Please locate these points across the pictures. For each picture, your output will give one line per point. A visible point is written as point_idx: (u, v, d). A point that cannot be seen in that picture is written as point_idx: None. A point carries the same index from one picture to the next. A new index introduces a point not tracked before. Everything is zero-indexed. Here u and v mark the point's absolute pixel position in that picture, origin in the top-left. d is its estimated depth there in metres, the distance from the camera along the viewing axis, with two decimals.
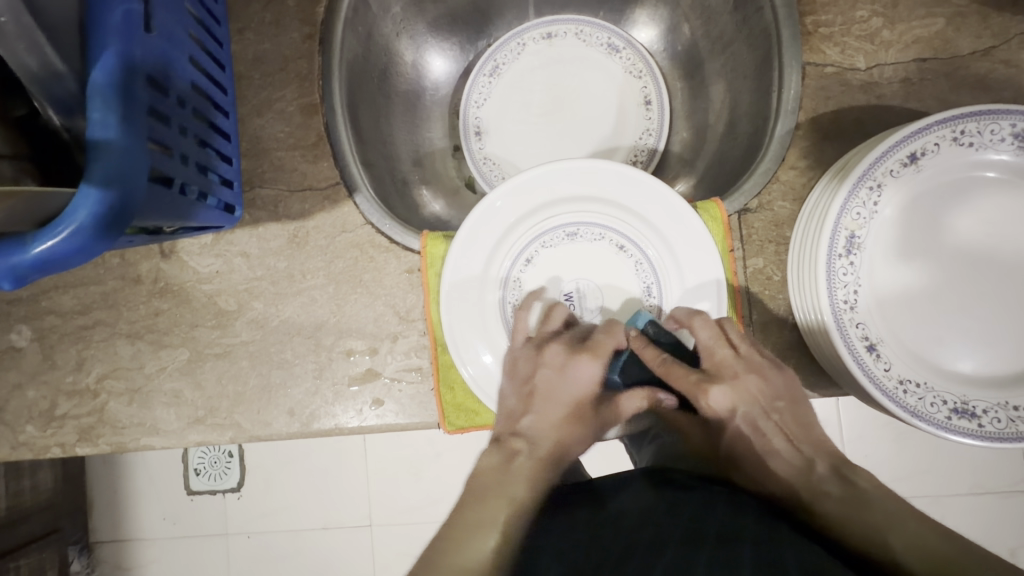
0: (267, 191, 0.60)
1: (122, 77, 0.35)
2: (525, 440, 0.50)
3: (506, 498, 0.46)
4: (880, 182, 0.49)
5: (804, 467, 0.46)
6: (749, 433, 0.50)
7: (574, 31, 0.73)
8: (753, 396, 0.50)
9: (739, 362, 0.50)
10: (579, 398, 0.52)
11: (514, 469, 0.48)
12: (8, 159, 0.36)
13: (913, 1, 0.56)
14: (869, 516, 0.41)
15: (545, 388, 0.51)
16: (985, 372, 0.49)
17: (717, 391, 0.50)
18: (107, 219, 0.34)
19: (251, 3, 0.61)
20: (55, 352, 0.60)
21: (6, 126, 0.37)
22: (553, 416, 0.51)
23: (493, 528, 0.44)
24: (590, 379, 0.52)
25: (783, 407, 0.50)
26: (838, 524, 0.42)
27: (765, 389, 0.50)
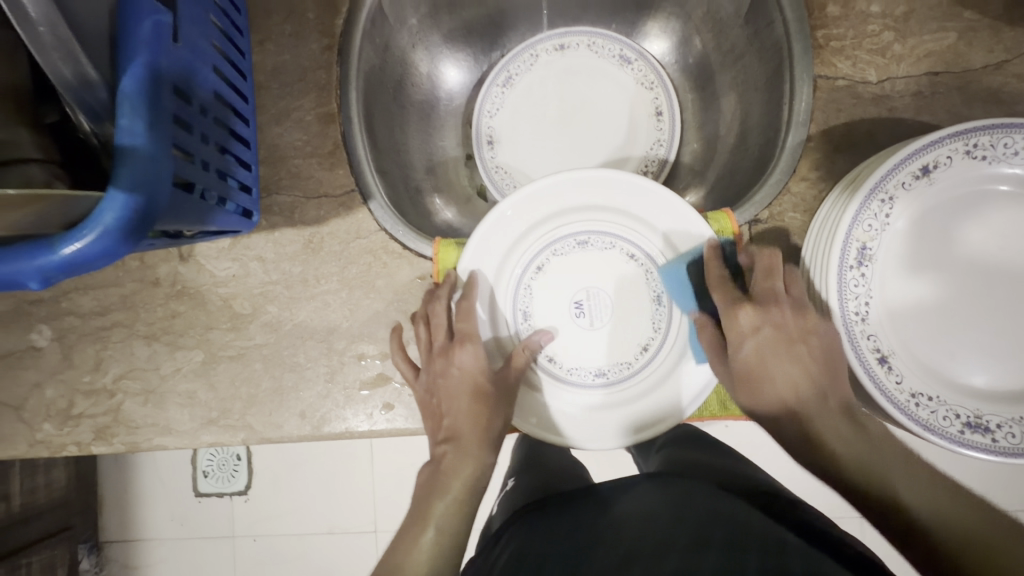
0: (284, 198, 0.61)
1: (150, 86, 0.37)
2: (452, 442, 0.51)
3: (441, 495, 0.49)
4: (892, 195, 0.49)
5: (819, 397, 0.46)
6: (761, 357, 0.48)
7: (587, 43, 0.73)
8: (789, 329, 0.48)
9: (789, 299, 0.49)
10: (475, 384, 0.52)
11: (446, 473, 0.50)
12: (39, 163, 0.36)
13: (925, 15, 0.56)
14: (866, 464, 0.42)
15: (443, 387, 0.53)
16: (999, 386, 0.49)
17: (747, 311, 0.49)
18: (132, 223, 0.35)
19: (271, 15, 0.62)
20: (74, 352, 0.61)
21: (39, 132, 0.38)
22: (461, 407, 0.52)
23: (429, 522, 0.47)
24: (473, 361, 0.53)
25: (808, 349, 0.48)
26: (842, 466, 0.42)
27: (806, 329, 0.48)
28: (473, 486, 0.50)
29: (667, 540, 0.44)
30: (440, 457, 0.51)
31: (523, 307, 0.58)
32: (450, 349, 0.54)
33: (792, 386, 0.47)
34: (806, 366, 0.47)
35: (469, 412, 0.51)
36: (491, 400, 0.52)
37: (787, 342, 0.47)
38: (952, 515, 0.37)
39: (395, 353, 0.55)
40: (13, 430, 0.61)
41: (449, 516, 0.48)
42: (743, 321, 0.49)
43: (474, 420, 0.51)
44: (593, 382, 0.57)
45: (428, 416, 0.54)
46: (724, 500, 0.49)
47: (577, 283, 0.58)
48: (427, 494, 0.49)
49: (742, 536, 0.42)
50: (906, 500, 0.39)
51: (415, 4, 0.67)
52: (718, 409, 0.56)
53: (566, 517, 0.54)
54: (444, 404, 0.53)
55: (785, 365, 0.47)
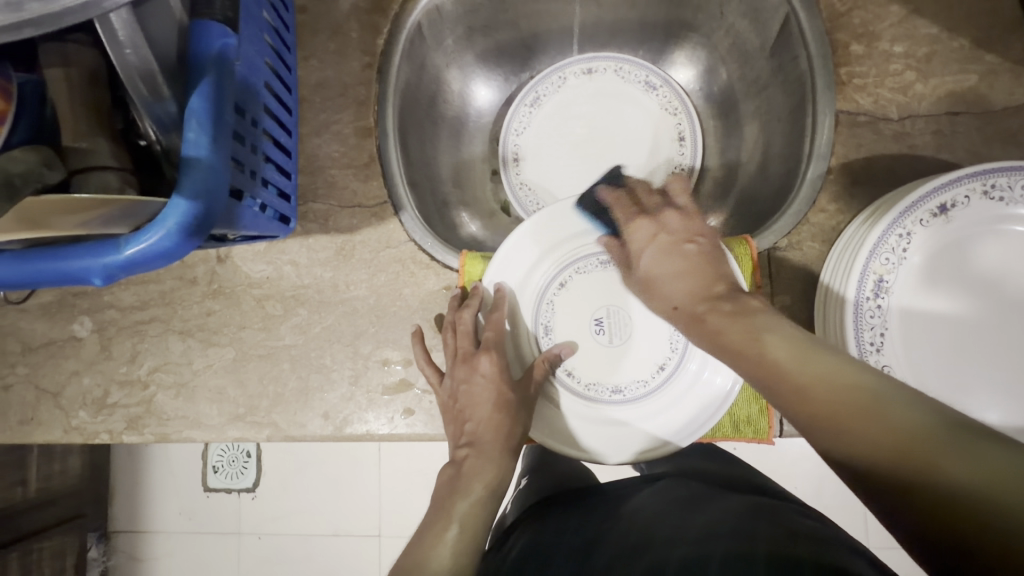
0: (320, 206, 0.64)
1: (215, 103, 0.39)
2: (474, 446, 0.52)
3: (464, 496, 0.49)
4: (910, 230, 0.50)
5: (706, 282, 0.48)
6: (655, 258, 0.53)
7: (614, 68, 0.76)
8: (676, 231, 0.54)
9: (676, 210, 0.56)
10: (496, 392, 0.54)
11: (466, 474, 0.50)
12: (116, 170, 0.41)
13: (947, 56, 0.58)
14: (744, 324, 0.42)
15: (467, 395, 0.54)
16: (1011, 422, 0.50)
17: (640, 224, 0.56)
18: (191, 228, 0.38)
19: (318, 33, 0.66)
20: (112, 344, 0.64)
21: (114, 142, 0.43)
22: (482, 413, 0.53)
23: (453, 519, 0.47)
24: (495, 370, 0.55)
25: (695, 244, 0.52)
26: (722, 334, 0.42)
27: (693, 231, 0.53)
28: (494, 489, 0.50)
29: (671, 533, 0.45)
30: (461, 460, 0.51)
31: (546, 321, 0.60)
32: (472, 359, 0.55)
33: (675, 271, 0.50)
34: (692, 255, 0.51)
35: (490, 419, 0.52)
36: (511, 408, 0.53)
37: (675, 241, 0.53)
38: (844, 386, 0.35)
39: (421, 361, 0.58)
40: (49, 415, 0.64)
41: (474, 515, 0.48)
42: (637, 232, 0.56)
43: (495, 426, 0.52)
44: (611, 399, 0.58)
45: (450, 424, 0.55)
46: (733, 499, 0.50)
47: (597, 301, 0.60)
48: (450, 494, 0.49)
49: (742, 524, 0.43)
50: (785, 368, 0.37)
51: (451, 26, 0.70)
52: (731, 431, 0.57)
53: (575, 517, 0.56)
54: (465, 410, 0.54)
55: (671, 256, 0.52)
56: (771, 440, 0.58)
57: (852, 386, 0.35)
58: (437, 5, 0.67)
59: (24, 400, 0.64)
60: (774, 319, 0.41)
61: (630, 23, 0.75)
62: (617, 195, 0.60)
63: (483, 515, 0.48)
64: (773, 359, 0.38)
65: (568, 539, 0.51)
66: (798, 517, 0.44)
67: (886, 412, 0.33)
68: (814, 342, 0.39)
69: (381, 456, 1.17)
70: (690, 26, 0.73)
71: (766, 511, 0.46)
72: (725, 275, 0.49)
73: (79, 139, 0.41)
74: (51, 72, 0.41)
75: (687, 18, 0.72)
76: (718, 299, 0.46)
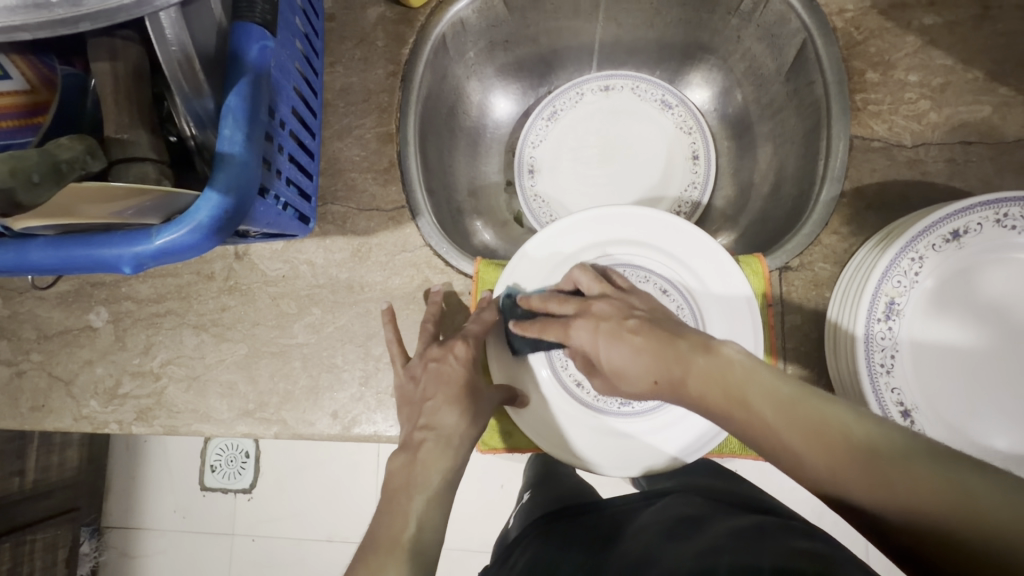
0: (338, 208, 0.65)
1: (252, 103, 0.41)
2: (432, 430, 0.52)
3: (421, 491, 0.48)
4: (923, 255, 0.51)
5: (667, 338, 0.48)
6: (617, 344, 0.50)
7: (631, 86, 0.78)
8: (611, 316, 0.52)
9: (594, 301, 0.54)
10: (466, 379, 0.54)
11: (421, 462, 0.50)
12: (154, 162, 0.43)
13: (961, 87, 0.59)
14: (728, 382, 0.43)
15: (434, 374, 0.55)
16: (1020, 451, 0.50)
17: (579, 325, 0.52)
18: (222, 221, 0.39)
19: (345, 41, 0.67)
20: (127, 335, 0.65)
21: (157, 137, 0.45)
22: (444, 396, 0.53)
23: (410, 516, 0.46)
24: (467, 357, 0.55)
25: (641, 313, 0.52)
26: (706, 397, 0.43)
27: (625, 304, 0.53)
28: (450, 482, 0.50)
29: (664, 549, 0.45)
30: (417, 445, 0.51)
31: None
32: (448, 342, 0.56)
33: (635, 352, 0.48)
34: (642, 329, 0.49)
35: (449, 403, 0.53)
36: (477, 395, 0.54)
37: (620, 323, 0.51)
38: (835, 432, 0.36)
39: (391, 342, 0.59)
40: (61, 403, 0.64)
41: (431, 508, 0.47)
42: (582, 330, 0.52)
43: (458, 413, 0.53)
44: (619, 412, 0.58)
45: (408, 409, 0.55)
46: (740, 515, 0.49)
47: None
48: (406, 488, 0.48)
49: (745, 543, 0.41)
50: (774, 425, 0.39)
51: (475, 39, 0.72)
52: (737, 447, 0.58)
53: (575, 537, 0.55)
54: (428, 390, 0.54)
55: (623, 341, 0.49)
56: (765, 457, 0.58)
57: (842, 432, 0.36)
58: (461, 18, 0.69)
59: (37, 387, 0.65)
60: (754, 371, 0.42)
61: (648, 43, 0.77)
62: (532, 324, 0.55)
63: (441, 509, 0.48)
64: (763, 415, 0.40)
65: (563, 560, 0.50)
66: (803, 535, 0.42)
67: (881, 450, 0.34)
68: (800, 391, 0.40)
69: (379, 462, 1.17)
70: (707, 48, 0.75)
71: (769, 530, 0.44)
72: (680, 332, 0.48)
73: (122, 130, 0.43)
74: (99, 65, 0.42)
75: (705, 41, 0.74)
76: (689, 352, 0.46)
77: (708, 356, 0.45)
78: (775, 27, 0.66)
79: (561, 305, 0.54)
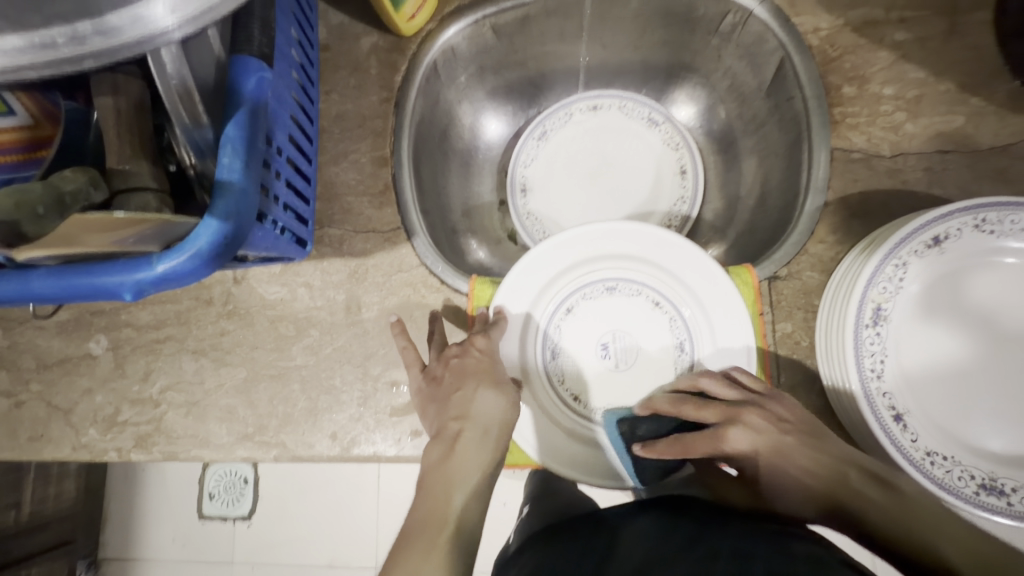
0: (335, 231, 0.66)
1: (250, 132, 0.42)
2: (464, 421, 0.52)
3: (460, 487, 0.48)
4: (906, 261, 0.52)
5: (837, 475, 0.47)
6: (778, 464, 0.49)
7: (619, 105, 0.80)
8: (767, 432, 0.50)
9: (738, 409, 0.51)
10: (490, 366, 0.56)
11: (458, 453, 0.50)
12: (155, 191, 0.44)
13: (935, 99, 0.61)
14: (906, 520, 0.42)
15: (458, 368, 0.55)
16: (1015, 453, 0.50)
17: (734, 433, 0.51)
18: (221, 246, 0.40)
19: (339, 69, 0.69)
20: (127, 362, 0.66)
21: (158, 167, 0.46)
22: (473, 385, 0.54)
23: (450, 514, 0.46)
24: (488, 348, 0.57)
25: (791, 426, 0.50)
26: (873, 525, 0.43)
27: (774, 413, 0.51)
28: (489, 473, 0.50)
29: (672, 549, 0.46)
30: (454, 439, 0.51)
31: (552, 345, 0.63)
32: (466, 338, 0.57)
33: (795, 470, 0.48)
34: (803, 448, 0.49)
35: (480, 391, 0.54)
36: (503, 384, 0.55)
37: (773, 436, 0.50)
38: None
39: (404, 349, 0.58)
40: (60, 433, 0.64)
41: (471, 503, 0.48)
42: (734, 439, 0.51)
43: (489, 401, 0.53)
44: None
45: (434, 408, 0.54)
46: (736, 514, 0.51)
47: (604, 328, 0.64)
48: (445, 482, 0.48)
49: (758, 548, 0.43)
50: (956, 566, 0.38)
51: (465, 65, 0.75)
52: None
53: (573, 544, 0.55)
54: (456, 384, 0.54)
55: (778, 461, 0.49)
56: None
57: None
58: (452, 45, 0.71)
59: (36, 417, 0.65)
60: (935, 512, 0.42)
61: (633, 64, 0.80)
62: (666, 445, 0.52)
63: (479, 503, 0.48)
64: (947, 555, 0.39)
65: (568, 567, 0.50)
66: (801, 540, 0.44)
67: None
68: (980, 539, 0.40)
69: (380, 483, 1.15)
70: (690, 68, 0.78)
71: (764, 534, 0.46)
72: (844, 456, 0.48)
73: (124, 162, 0.44)
74: (102, 100, 0.44)
75: (688, 61, 0.77)
76: (861, 485, 0.46)
77: (887, 494, 0.44)
78: (754, 46, 0.68)
79: (699, 412, 0.53)
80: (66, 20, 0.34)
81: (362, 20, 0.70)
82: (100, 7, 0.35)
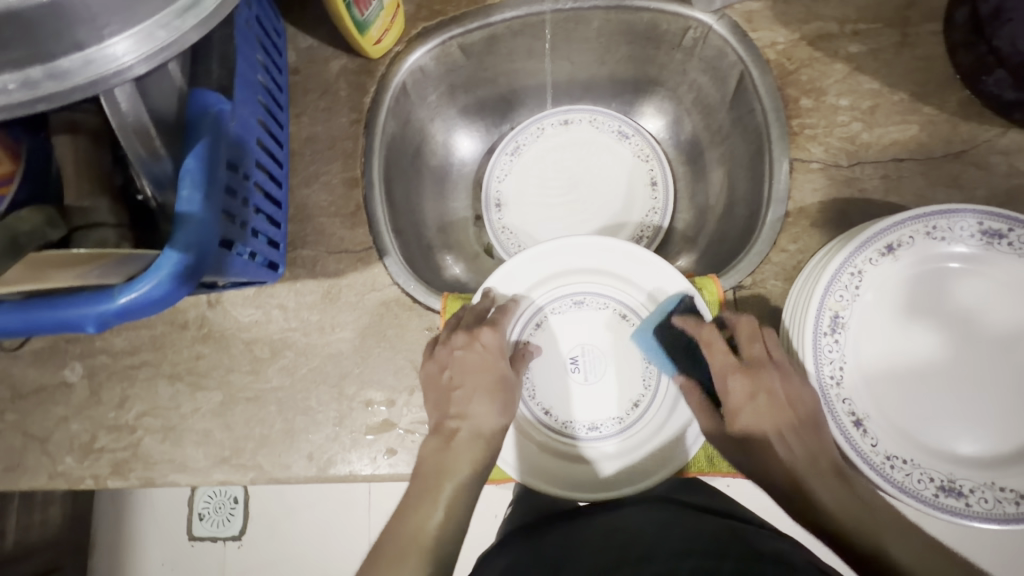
0: (307, 252, 0.67)
1: (209, 164, 0.43)
2: (462, 420, 0.54)
3: (451, 478, 0.51)
4: (860, 268, 0.53)
5: (810, 459, 0.48)
6: (758, 422, 0.50)
7: (589, 119, 0.81)
8: (778, 396, 0.50)
9: (773, 363, 0.51)
10: (493, 367, 0.57)
11: (451, 450, 0.53)
12: (113, 227, 0.47)
13: (889, 109, 0.63)
14: (866, 522, 0.43)
15: (463, 363, 0.57)
16: (973, 453, 0.51)
17: (741, 378, 0.51)
18: (183, 276, 0.40)
19: (309, 92, 0.70)
20: (102, 389, 0.66)
21: (117, 202, 0.48)
22: (475, 386, 0.56)
23: (440, 503, 0.50)
24: (495, 346, 0.58)
25: (799, 413, 0.49)
26: (828, 514, 0.44)
27: (793, 389, 0.50)
28: (479, 473, 0.52)
29: (650, 548, 0.50)
30: (451, 433, 0.54)
31: None
32: (474, 330, 0.58)
33: (771, 433, 0.49)
34: (794, 431, 0.49)
35: (478, 393, 0.56)
36: (506, 387, 0.57)
37: (778, 403, 0.50)
38: None
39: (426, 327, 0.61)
40: (36, 462, 0.64)
41: (458, 498, 0.51)
42: (736, 382, 0.51)
43: (488, 404, 0.55)
44: (586, 436, 0.61)
45: (435, 397, 0.57)
46: (708, 517, 0.54)
47: (575, 341, 0.65)
48: (437, 475, 0.51)
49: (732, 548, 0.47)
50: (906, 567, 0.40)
51: (435, 84, 0.76)
52: (707, 465, 0.58)
53: (549, 533, 0.56)
54: (457, 380, 0.56)
55: (763, 420, 0.50)
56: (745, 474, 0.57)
57: None
58: (420, 66, 0.72)
59: (12, 447, 0.65)
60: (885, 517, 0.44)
61: (601, 78, 0.81)
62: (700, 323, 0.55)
63: (466, 501, 0.51)
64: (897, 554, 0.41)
65: (547, 556, 0.53)
66: (767, 540, 0.49)
67: None
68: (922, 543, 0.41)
69: (370, 499, 1.14)
70: (657, 81, 0.79)
71: (732, 534, 0.50)
72: (822, 452, 0.48)
73: (82, 199, 0.46)
74: (60, 138, 0.48)
75: (654, 75, 0.78)
76: (822, 477, 0.46)
77: (846, 489, 0.45)
78: (716, 60, 0.70)
79: (748, 348, 0.53)
80: (18, 66, 0.35)
81: (331, 44, 0.71)
82: (53, 52, 0.35)
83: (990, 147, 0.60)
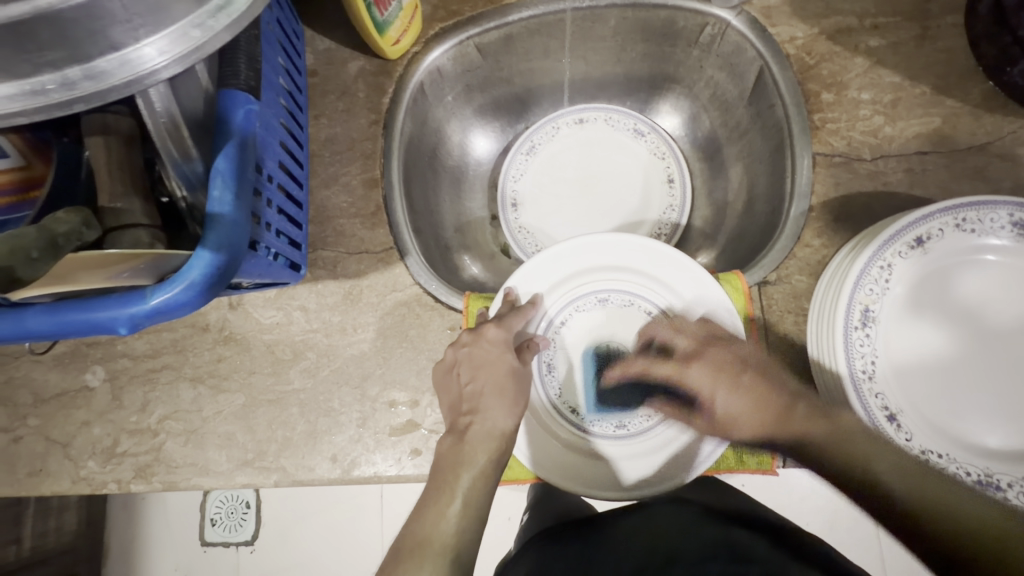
0: (328, 253, 0.66)
1: (239, 163, 0.43)
2: (475, 418, 0.53)
3: (468, 468, 0.50)
4: (890, 262, 0.53)
5: (782, 409, 0.52)
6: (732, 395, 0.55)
7: (604, 117, 0.81)
8: (727, 368, 0.56)
9: (705, 343, 0.58)
10: (502, 360, 0.56)
11: (468, 445, 0.52)
12: (147, 227, 0.47)
13: (911, 102, 0.62)
14: (906, 478, 0.44)
15: (472, 360, 0.56)
16: (1011, 446, 0.50)
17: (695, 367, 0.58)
18: (213, 278, 0.40)
19: (328, 94, 0.70)
20: (124, 393, 0.65)
21: (151, 205, 0.49)
22: (488, 380, 0.55)
23: (457, 493, 0.50)
24: (501, 339, 0.57)
25: (751, 368, 0.55)
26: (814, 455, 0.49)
27: (734, 355, 0.56)
28: (496, 462, 0.52)
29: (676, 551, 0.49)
30: (465, 428, 0.53)
31: (548, 360, 0.63)
32: (479, 327, 0.58)
33: (752, 407, 0.54)
34: (753, 387, 0.54)
35: (492, 385, 0.55)
36: (518, 379, 0.56)
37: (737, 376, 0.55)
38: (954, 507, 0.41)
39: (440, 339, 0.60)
40: (58, 467, 0.64)
41: (475, 489, 0.50)
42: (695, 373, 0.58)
43: (501, 397, 0.54)
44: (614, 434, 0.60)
45: (450, 397, 0.56)
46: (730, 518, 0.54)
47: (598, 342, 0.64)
48: (454, 466, 0.51)
49: (760, 550, 0.47)
50: (890, 487, 0.44)
51: (452, 84, 0.76)
52: (734, 462, 0.57)
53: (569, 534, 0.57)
54: (467, 376, 0.56)
55: (734, 394, 0.55)
56: (776, 471, 0.57)
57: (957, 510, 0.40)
58: (437, 66, 0.72)
59: (33, 452, 0.65)
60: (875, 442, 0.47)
61: (617, 76, 0.81)
62: (627, 365, 0.63)
63: (485, 491, 0.50)
64: (878, 471, 0.45)
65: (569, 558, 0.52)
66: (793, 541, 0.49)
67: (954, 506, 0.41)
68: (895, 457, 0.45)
69: (383, 503, 1.13)
70: (673, 79, 0.79)
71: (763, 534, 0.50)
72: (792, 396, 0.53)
73: (115, 199, 0.46)
74: (93, 139, 0.47)
75: (670, 72, 0.78)
76: (804, 422, 0.51)
77: (826, 422, 0.50)
78: (734, 56, 0.70)
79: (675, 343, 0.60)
80: (56, 67, 0.36)
81: (348, 46, 0.71)
82: (89, 52, 0.36)
83: (1015, 139, 0.60)
